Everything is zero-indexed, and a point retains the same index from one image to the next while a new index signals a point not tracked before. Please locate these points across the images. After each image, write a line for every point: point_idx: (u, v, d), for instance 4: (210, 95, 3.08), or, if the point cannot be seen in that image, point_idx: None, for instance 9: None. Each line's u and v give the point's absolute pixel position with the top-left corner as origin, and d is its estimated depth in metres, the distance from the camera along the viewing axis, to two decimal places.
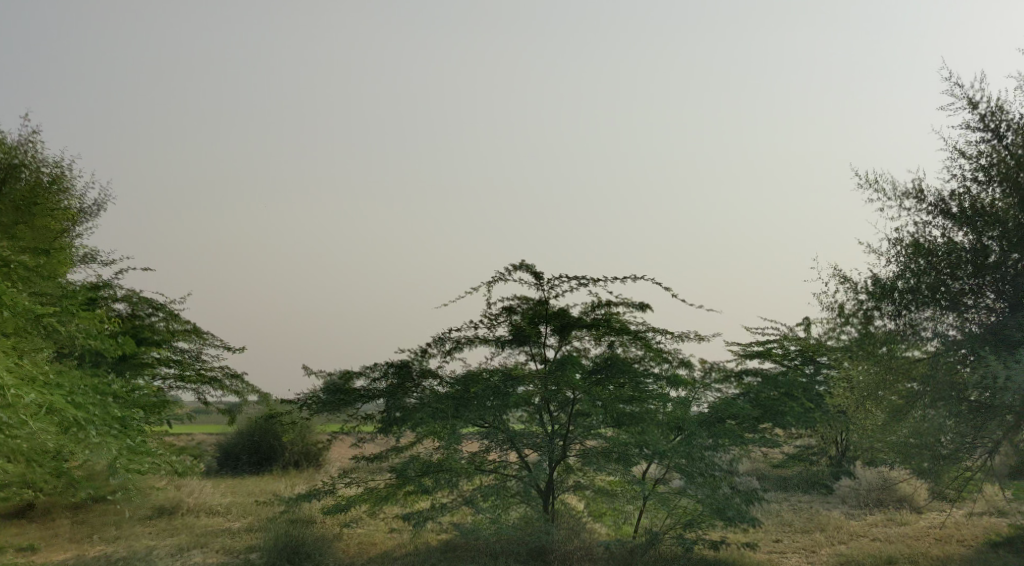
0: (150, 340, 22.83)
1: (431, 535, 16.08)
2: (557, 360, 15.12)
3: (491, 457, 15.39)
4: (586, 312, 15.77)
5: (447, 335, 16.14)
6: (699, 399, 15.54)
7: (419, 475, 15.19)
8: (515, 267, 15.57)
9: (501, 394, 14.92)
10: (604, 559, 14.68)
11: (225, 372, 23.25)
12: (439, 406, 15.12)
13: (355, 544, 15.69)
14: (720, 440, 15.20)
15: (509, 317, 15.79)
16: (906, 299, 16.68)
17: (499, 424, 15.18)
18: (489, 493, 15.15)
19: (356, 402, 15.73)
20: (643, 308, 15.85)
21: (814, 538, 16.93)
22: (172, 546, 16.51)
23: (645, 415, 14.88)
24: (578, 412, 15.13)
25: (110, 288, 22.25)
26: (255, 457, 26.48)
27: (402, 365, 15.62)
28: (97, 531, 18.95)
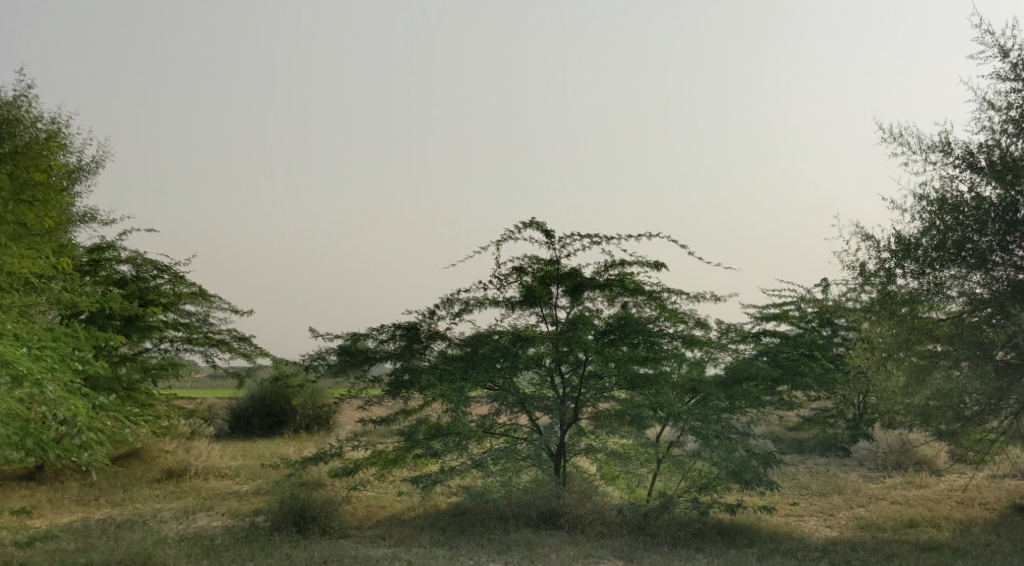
0: (157, 302, 22.37)
1: (441, 498, 15.77)
2: (568, 320, 14.50)
3: (502, 420, 15.08)
4: (599, 273, 15.31)
5: (455, 297, 15.72)
6: (716, 360, 15.12)
7: (427, 438, 14.85)
8: (525, 225, 15.09)
9: (510, 355, 14.56)
10: (617, 523, 14.42)
11: (231, 335, 22.88)
12: (447, 367, 14.78)
13: (364, 507, 15.40)
14: (738, 403, 14.76)
15: (519, 278, 15.40)
16: (931, 257, 16.18)
17: (510, 386, 14.80)
18: (499, 456, 14.57)
19: (363, 363, 15.40)
20: (658, 267, 15.34)
21: (832, 502, 16.55)
22: (178, 508, 16.25)
23: (660, 377, 14.50)
24: (590, 373, 14.69)
25: (115, 249, 21.93)
26: (266, 421, 26.23)
27: (410, 326, 15.30)
28: (104, 493, 18.76)
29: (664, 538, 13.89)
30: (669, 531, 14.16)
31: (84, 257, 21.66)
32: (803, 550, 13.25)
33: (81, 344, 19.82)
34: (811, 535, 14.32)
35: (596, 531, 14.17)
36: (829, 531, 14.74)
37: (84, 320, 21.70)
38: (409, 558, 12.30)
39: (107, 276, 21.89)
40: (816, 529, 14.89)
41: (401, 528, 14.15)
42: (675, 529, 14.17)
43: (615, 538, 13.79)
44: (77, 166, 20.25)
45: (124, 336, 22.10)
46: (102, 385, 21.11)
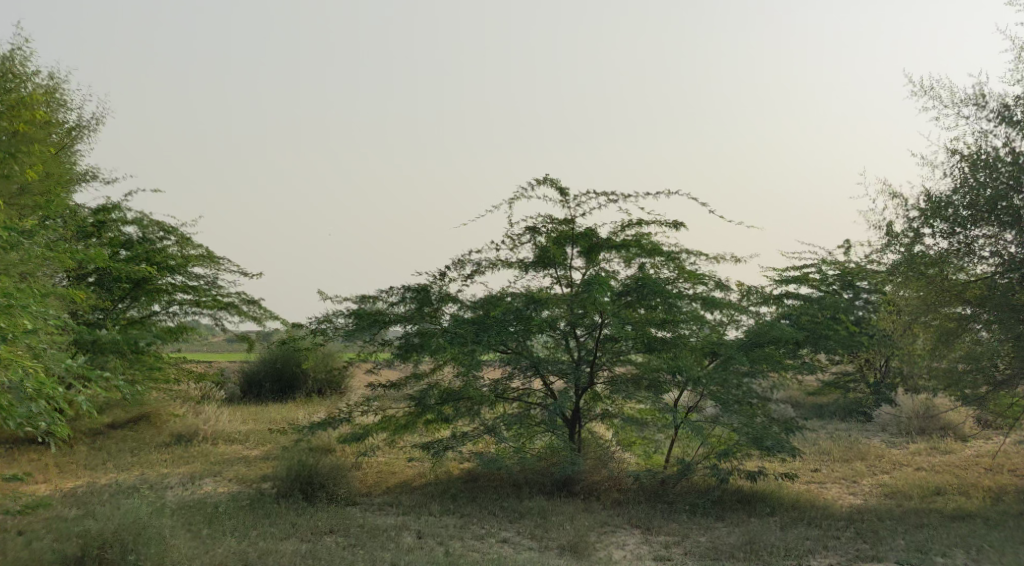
0: (164, 265, 21.78)
1: (453, 464, 15.39)
2: (584, 280, 13.79)
3: (515, 385, 14.63)
4: (616, 233, 14.76)
5: (467, 258, 15.23)
6: (737, 323, 14.55)
7: (439, 403, 14.42)
8: (539, 182, 14.51)
9: (524, 318, 14.05)
10: (633, 490, 14.01)
11: (240, 298, 22.39)
12: (458, 329, 14.23)
13: (374, 473, 15.03)
14: (759, 366, 14.14)
15: (533, 238, 14.87)
16: (962, 216, 15.53)
17: (524, 349, 14.28)
18: (512, 422, 14.13)
19: (372, 326, 14.91)
20: (677, 227, 14.73)
21: (855, 468, 16.06)
22: (185, 474, 15.94)
23: (678, 341, 14.00)
24: (606, 337, 14.16)
25: (120, 210, 21.49)
26: (278, 385, 25.93)
27: (421, 288, 14.86)
28: (111, 458, 18.48)
29: (683, 507, 13.44)
30: (688, 499, 13.71)
31: (90, 218, 21.26)
32: (828, 519, 12.77)
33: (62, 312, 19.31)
34: (834, 503, 13.83)
35: (612, 499, 13.74)
36: (853, 498, 14.25)
37: (92, 284, 21.35)
38: (417, 527, 11.90)
39: (114, 238, 21.44)
40: (840, 496, 14.41)
41: (410, 495, 13.77)
42: (694, 497, 13.70)
43: (632, 506, 13.35)
44: (76, 123, 19.76)
45: (132, 299, 21.67)
46: (109, 349, 20.68)
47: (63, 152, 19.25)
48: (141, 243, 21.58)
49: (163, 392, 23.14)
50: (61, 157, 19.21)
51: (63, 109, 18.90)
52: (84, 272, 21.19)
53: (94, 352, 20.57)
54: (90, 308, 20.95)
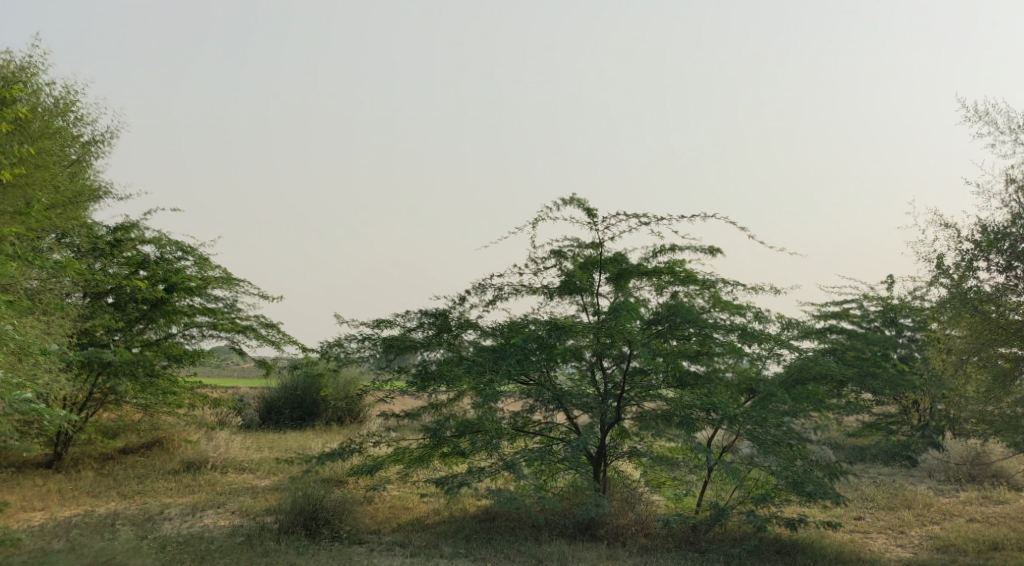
0: (183, 286, 20.74)
1: (469, 501, 14.48)
2: (611, 307, 12.99)
3: (537, 418, 13.74)
4: (647, 258, 13.87)
5: (488, 282, 14.38)
6: (776, 357, 13.53)
7: (455, 436, 13.43)
8: (566, 203, 13.65)
9: (547, 346, 13.18)
10: (662, 536, 12.99)
11: (258, 321, 21.37)
12: (477, 358, 13.43)
13: (385, 508, 14.14)
14: (801, 405, 13.07)
15: (558, 262, 14.02)
16: (1020, 249, 14.48)
17: (546, 381, 13.41)
18: (532, 458, 13.12)
19: (387, 351, 14.06)
20: (713, 253, 13.76)
21: (902, 517, 14.92)
22: (188, 504, 15.17)
23: (713, 376, 13.04)
24: (635, 369, 13.21)
25: (138, 227, 20.72)
26: (298, 412, 25.18)
27: (439, 313, 14.05)
28: (116, 485, 17.75)
29: (715, 556, 12.40)
30: (720, 548, 12.66)
31: (107, 235, 20.41)
32: None
33: (68, 329, 18.67)
34: (881, 556, 12.71)
35: (638, 544, 12.73)
36: (901, 551, 13.13)
37: (109, 305, 20.42)
38: None
39: (132, 257, 20.48)
40: (886, 548, 13.29)
41: (421, 535, 12.86)
42: (729, 546, 12.66)
43: (660, 555, 12.34)
44: (91, 136, 19.19)
45: (149, 320, 20.56)
46: (121, 371, 19.95)
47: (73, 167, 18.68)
48: (159, 262, 20.64)
49: (179, 417, 22.36)
50: (73, 172, 18.64)
51: (78, 122, 18.34)
52: (101, 292, 20.28)
53: (106, 373, 19.86)
54: (103, 328, 20.11)
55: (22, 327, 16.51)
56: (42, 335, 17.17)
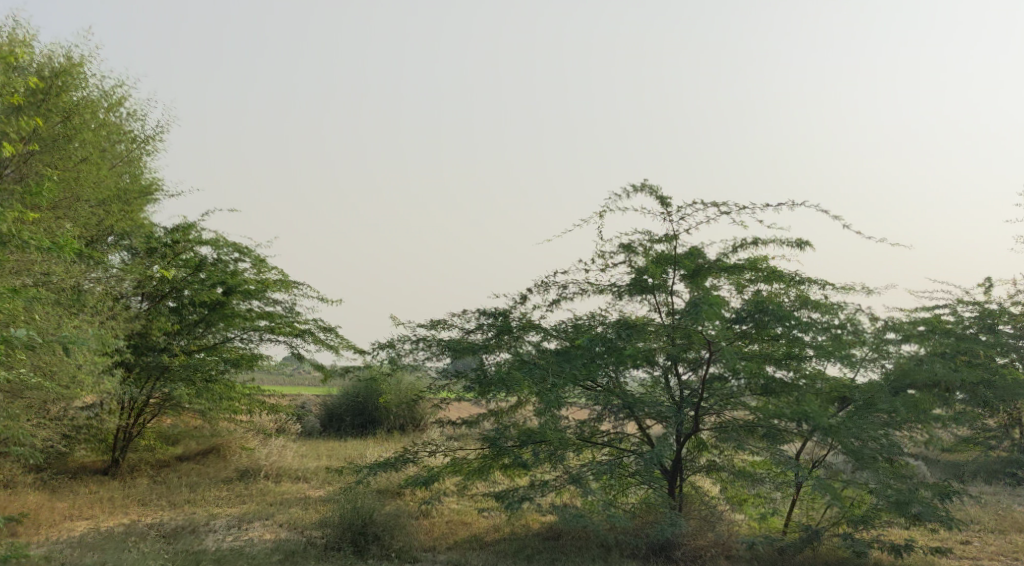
0: (241, 289, 19.76)
1: (533, 517, 13.43)
2: (690, 303, 11.62)
3: (605, 427, 12.59)
4: (727, 254, 12.62)
5: (552, 280, 13.32)
6: (872, 363, 12.18)
7: (516, 446, 12.35)
8: (637, 191, 12.44)
9: (615, 350, 12.00)
10: (746, 560, 11.73)
11: (318, 326, 20.20)
12: (539, 360, 12.36)
13: (442, 522, 13.17)
14: (903, 416, 11.72)
15: (628, 257, 12.87)
16: None
17: (615, 387, 12.26)
18: (601, 471, 11.95)
19: (445, 353, 13.06)
20: (803, 246, 12.28)
21: (1017, 542, 13.33)
22: (236, 515, 14.42)
23: (800, 385, 11.69)
24: (713, 376, 11.96)
25: (195, 228, 19.88)
26: (359, 419, 24.41)
27: (499, 313, 13.07)
28: (167, 493, 17.11)
29: None
30: None
31: (165, 238, 19.56)
32: None
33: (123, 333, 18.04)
34: None
35: None
36: None
37: (169, 308, 19.58)
38: None
39: (189, 260, 19.54)
40: None
41: (479, 554, 11.87)
42: None
43: None
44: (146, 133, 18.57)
45: (208, 324, 19.71)
46: (176, 377, 19.27)
47: (125, 163, 18.07)
48: (216, 264, 19.71)
49: (239, 423, 21.64)
50: (127, 169, 18.05)
51: (132, 118, 17.70)
52: (160, 295, 19.41)
53: (161, 379, 19.24)
54: (160, 330, 19.24)
55: (71, 327, 15.32)
56: (98, 336, 16.06)
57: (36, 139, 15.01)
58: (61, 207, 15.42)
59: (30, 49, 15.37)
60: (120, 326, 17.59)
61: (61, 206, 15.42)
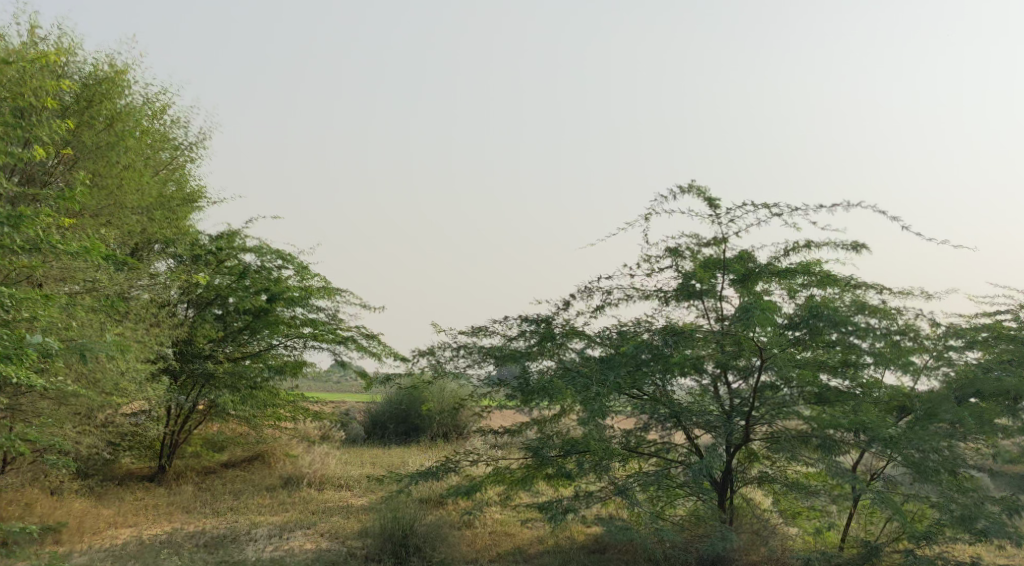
0: (285, 296, 19.69)
1: (578, 529, 13.09)
2: (741, 306, 11.13)
3: (651, 437, 12.18)
4: (778, 257, 12.16)
5: (596, 286, 12.97)
6: (933, 371, 11.62)
7: (560, 457, 12.03)
8: (684, 192, 12.05)
9: (662, 357, 11.65)
10: None
11: (361, 333, 19.97)
12: (583, 368, 12.05)
13: (485, 534, 12.89)
14: (968, 426, 11.16)
15: (674, 262, 12.48)
16: None
17: (661, 396, 11.86)
18: (648, 482, 11.64)
19: (487, 361, 12.79)
20: (858, 249, 11.79)
21: None
22: (277, 524, 14.26)
23: (857, 393, 11.30)
24: (766, 384, 11.51)
25: (239, 235, 19.86)
26: (402, 427, 24.28)
27: (541, 320, 12.79)
28: (211, 501, 17.02)
29: None
30: None
31: (209, 245, 19.49)
32: None
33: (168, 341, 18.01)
34: None
35: None
36: None
37: (215, 315, 19.53)
38: None
39: (233, 267, 19.54)
40: None
41: None
42: None
43: None
44: (189, 140, 18.57)
45: (253, 332, 19.65)
46: (221, 384, 19.11)
47: (168, 171, 18.09)
48: (260, 271, 19.65)
49: (283, 431, 21.59)
50: (172, 176, 18.14)
51: (175, 125, 17.69)
52: (207, 302, 19.39)
53: (206, 386, 19.10)
54: (204, 338, 19.20)
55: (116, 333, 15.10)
56: (139, 346, 16.03)
57: (80, 146, 15.01)
58: (103, 213, 15.40)
59: (74, 55, 15.37)
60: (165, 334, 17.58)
61: (102, 213, 15.40)
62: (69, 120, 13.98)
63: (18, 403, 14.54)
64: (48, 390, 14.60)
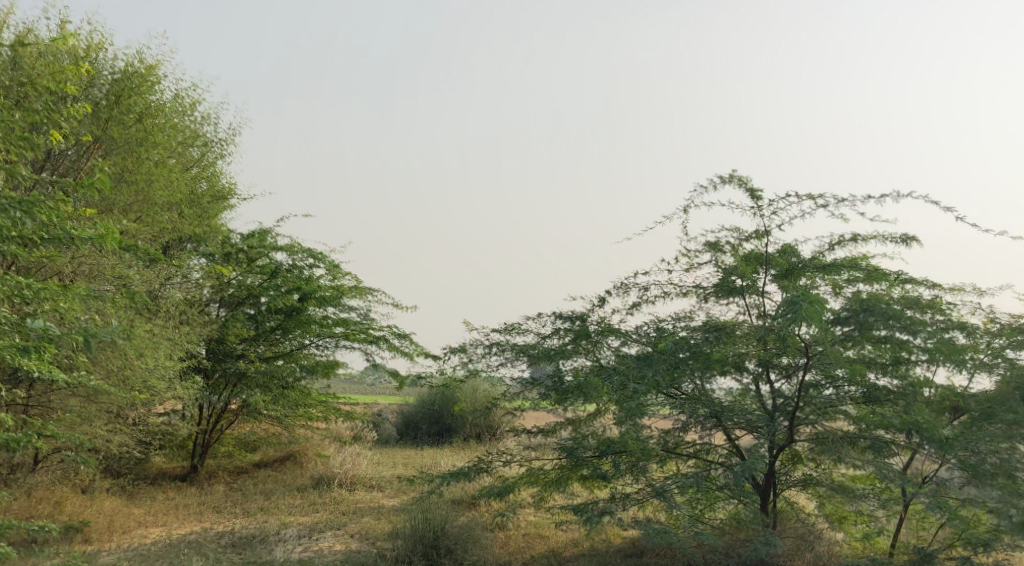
0: (317, 295, 19.39)
1: (615, 532, 12.70)
2: (788, 297, 10.64)
3: (690, 438, 11.76)
4: (823, 252, 11.69)
5: (632, 282, 12.59)
6: (987, 371, 11.07)
7: (595, 457, 11.68)
8: (724, 183, 11.62)
9: (701, 355, 11.30)
10: None
11: (393, 332, 19.61)
12: (619, 366, 11.70)
13: (518, 535, 12.55)
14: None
15: (714, 256, 12.06)
16: None
17: (701, 395, 11.45)
18: (687, 485, 11.12)
19: (520, 360, 12.45)
20: (909, 243, 11.28)
21: None
22: (308, 524, 14.04)
23: (907, 393, 10.78)
24: (810, 383, 11.06)
25: (270, 234, 19.72)
26: (436, 428, 24.01)
27: (576, 317, 12.43)
28: (240, 501, 16.81)
29: None
30: None
31: (241, 244, 19.35)
32: None
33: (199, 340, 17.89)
34: None
35: None
36: None
37: (247, 315, 19.34)
38: None
39: (265, 266, 19.27)
40: None
41: None
42: None
43: None
44: (220, 137, 18.45)
45: (285, 331, 19.35)
46: (253, 384, 18.90)
47: (198, 169, 17.99)
48: (292, 269, 19.42)
49: (315, 431, 21.40)
50: (203, 174, 18.05)
51: (206, 122, 17.56)
52: (239, 301, 19.22)
53: (239, 385, 18.88)
54: (236, 337, 19.00)
55: (144, 330, 14.94)
56: (168, 344, 15.75)
57: (110, 142, 14.88)
58: (132, 210, 15.30)
59: (104, 51, 15.28)
60: (195, 332, 17.45)
61: (132, 209, 15.29)
62: (87, 104, 13.23)
63: (48, 399, 14.47)
64: (78, 387, 14.51)
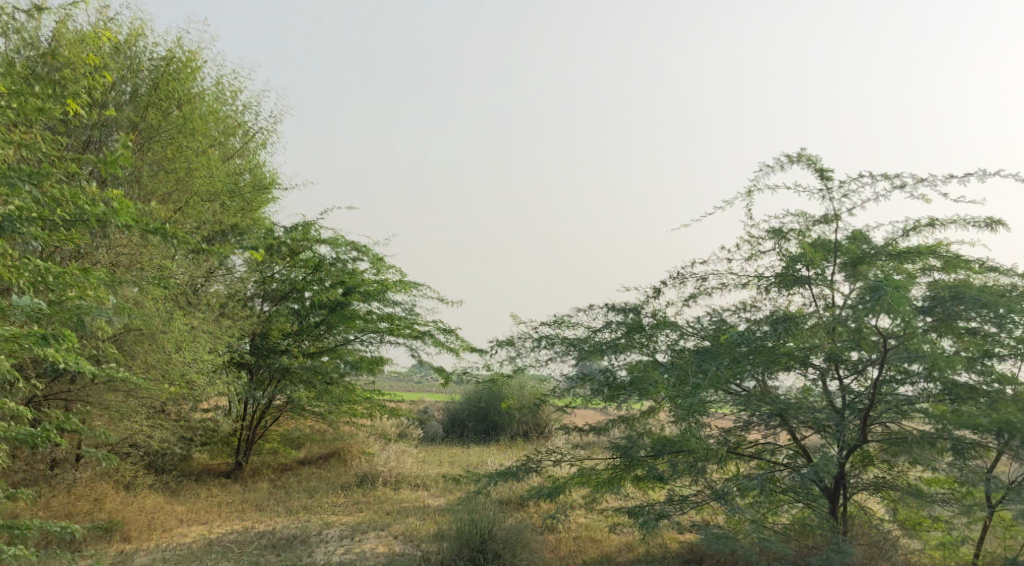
0: (361, 289, 18.91)
1: (672, 536, 12.05)
2: (870, 283, 9.92)
3: (752, 438, 11.06)
4: (897, 238, 10.90)
5: (689, 272, 11.91)
6: None
7: (650, 457, 11.04)
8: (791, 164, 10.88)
9: (763, 348, 10.55)
10: None
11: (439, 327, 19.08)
12: (676, 360, 10.99)
13: (570, 538, 11.96)
14: None
15: (778, 244, 11.33)
16: None
17: (764, 391, 10.73)
18: (750, 487, 10.42)
19: (570, 354, 11.82)
20: (994, 227, 10.45)
21: None
22: (350, 524, 13.59)
23: (992, 389, 10.01)
24: (883, 379, 10.30)
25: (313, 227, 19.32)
26: (482, 425, 23.57)
27: (631, 309, 11.78)
28: (284, 499, 16.43)
29: None
30: None
31: (284, 237, 18.97)
32: None
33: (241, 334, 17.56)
34: None
35: None
36: None
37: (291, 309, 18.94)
38: None
39: (308, 260, 18.83)
40: None
41: None
42: None
43: None
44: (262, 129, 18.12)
45: (329, 326, 18.89)
46: (297, 379, 18.55)
47: (240, 161, 17.68)
48: (336, 262, 18.98)
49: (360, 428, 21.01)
50: (245, 165, 17.73)
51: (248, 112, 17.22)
52: (283, 295, 18.83)
53: (283, 381, 18.52)
54: (279, 332, 18.63)
55: (184, 323, 14.58)
56: (208, 337, 15.37)
57: (150, 130, 14.58)
58: (172, 201, 14.98)
59: (144, 38, 14.95)
60: (238, 326, 17.12)
61: (172, 200, 14.99)
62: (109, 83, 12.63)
63: (87, 394, 14.08)
64: (118, 382, 14.19)
